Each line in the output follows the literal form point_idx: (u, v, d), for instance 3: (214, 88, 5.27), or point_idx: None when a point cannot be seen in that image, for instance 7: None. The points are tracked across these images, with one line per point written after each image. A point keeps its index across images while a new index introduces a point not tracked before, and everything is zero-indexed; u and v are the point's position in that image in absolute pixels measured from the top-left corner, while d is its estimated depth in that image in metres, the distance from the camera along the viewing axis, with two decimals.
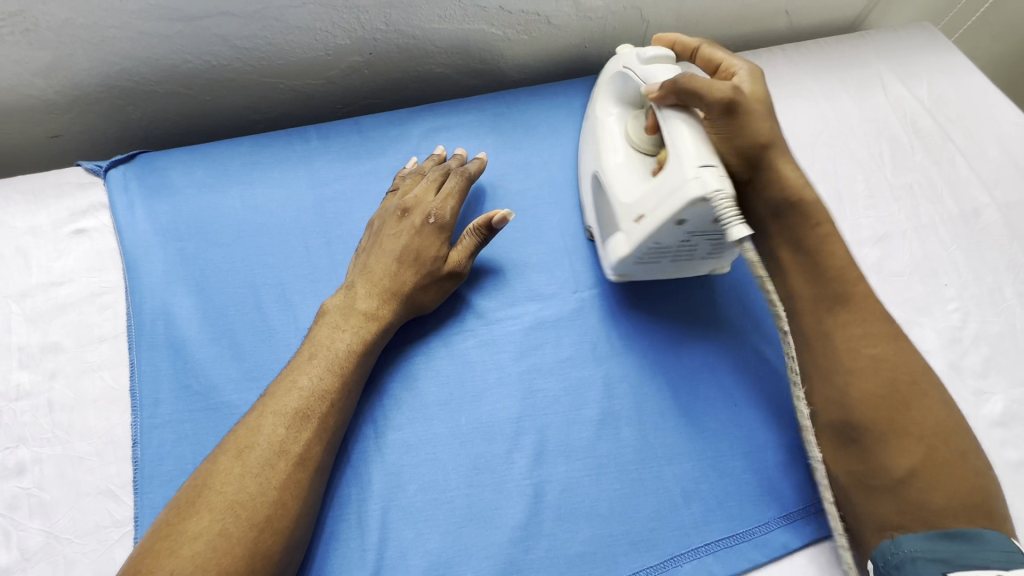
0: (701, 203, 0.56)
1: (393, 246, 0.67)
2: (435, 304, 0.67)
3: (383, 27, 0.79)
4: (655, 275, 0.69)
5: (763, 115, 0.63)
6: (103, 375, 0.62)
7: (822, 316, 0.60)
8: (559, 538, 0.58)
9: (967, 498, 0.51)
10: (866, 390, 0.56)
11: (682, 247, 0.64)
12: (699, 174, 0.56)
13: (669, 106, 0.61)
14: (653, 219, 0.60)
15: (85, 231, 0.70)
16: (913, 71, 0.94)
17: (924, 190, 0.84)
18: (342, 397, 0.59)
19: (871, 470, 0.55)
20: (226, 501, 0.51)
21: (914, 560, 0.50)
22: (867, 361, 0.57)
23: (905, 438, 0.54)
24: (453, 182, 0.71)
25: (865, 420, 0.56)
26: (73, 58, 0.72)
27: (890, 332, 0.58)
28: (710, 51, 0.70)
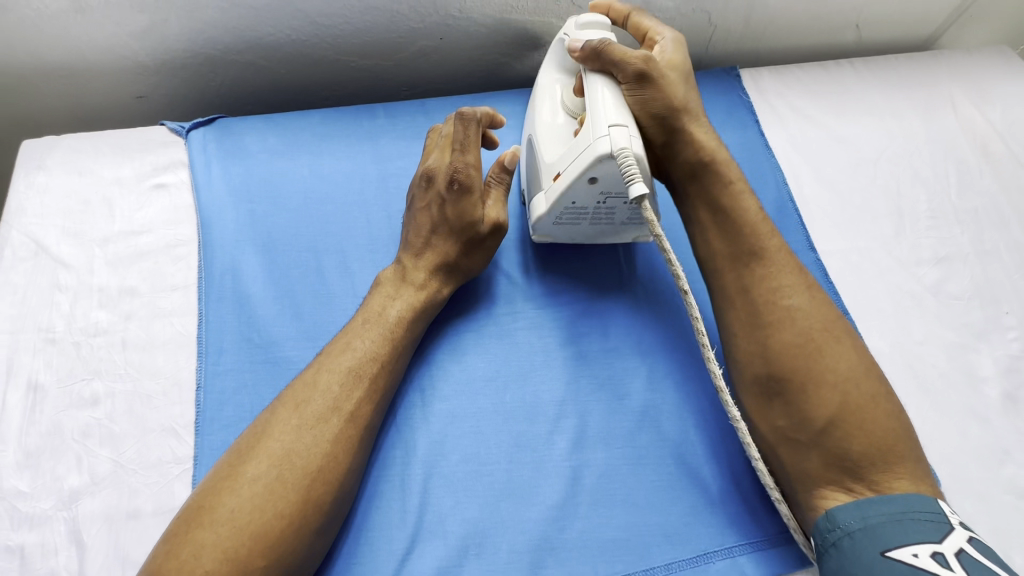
0: (608, 159, 0.58)
1: (425, 219, 0.68)
2: (483, 266, 0.69)
3: (456, 13, 0.81)
4: (576, 238, 0.71)
5: (676, 82, 0.68)
6: (173, 322, 0.66)
7: (740, 272, 0.63)
8: (594, 522, 0.59)
9: (883, 442, 0.55)
10: (784, 342, 0.59)
11: (598, 210, 0.66)
12: (608, 132, 0.59)
13: (593, 70, 0.66)
14: (565, 175, 0.62)
15: (165, 186, 0.74)
16: (987, 93, 0.92)
17: (990, 216, 0.82)
18: (392, 360, 0.61)
19: (796, 425, 0.57)
20: (282, 450, 0.53)
21: (851, 535, 0.51)
22: (782, 312, 0.60)
23: (821, 387, 0.57)
24: (467, 133, 0.69)
25: (786, 372, 0.58)
26: (168, 24, 0.77)
27: (802, 283, 0.62)
28: (640, 20, 0.74)
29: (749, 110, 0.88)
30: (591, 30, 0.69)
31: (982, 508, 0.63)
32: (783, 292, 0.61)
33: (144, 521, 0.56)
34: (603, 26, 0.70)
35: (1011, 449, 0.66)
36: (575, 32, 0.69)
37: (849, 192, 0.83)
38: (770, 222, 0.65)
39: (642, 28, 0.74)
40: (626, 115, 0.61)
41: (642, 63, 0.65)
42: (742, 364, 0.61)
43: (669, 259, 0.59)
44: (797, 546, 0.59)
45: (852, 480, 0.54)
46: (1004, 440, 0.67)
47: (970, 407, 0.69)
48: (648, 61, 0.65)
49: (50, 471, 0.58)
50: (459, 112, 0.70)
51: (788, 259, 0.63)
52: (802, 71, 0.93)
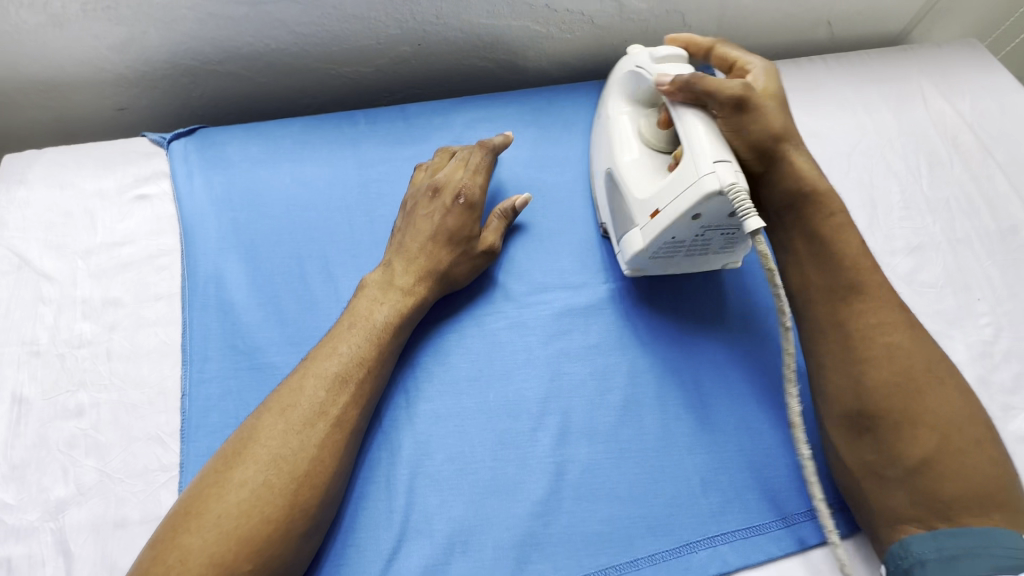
0: (716, 196, 0.58)
1: (425, 226, 0.70)
2: (468, 282, 0.70)
3: (433, 20, 0.83)
4: (668, 269, 0.71)
5: (774, 110, 0.65)
6: (157, 331, 0.66)
7: (835, 305, 0.61)
8: (578, 516, 0.60)
9: (980, 488, 0.52)
10: (880, 378, 0.57)
11: (696, 241, 0.66)
12: (715, 169, 0.58)
13: (683, 103, 0.64)
14: (665, 211, 0.62)
15: (147, 197, 0.74)
16: (955, 86, 0.94)
17: (961, 204, 0.84)
18: (379, 364, 0.62)
19: (885, 460, 0.55)
20: (269, 454, 0.54)
21: (923, 564, 0.51)
22: (882, 349, 0.58)
23: (920, 427, 0.55)
24: (480, 159, 0.75)
25: (879, 410, 0.56)
26: (146, 36, 0.77)
27: (904, 322, 0.59)
28: (724, 51, 0.73)
29: None
30: (670, 63, 0.68)
31: None
32: (885, 329, 0.58)
33: (131, 529, 0.57)
34: (681, 58, 0.69)
35: None
36: (656, 67, 0.67)
37: None
38: (874, 258, 0.62)
39: (729, 59, 0.72)
40: (723, 148, 0.60)
41: (740, 92, 0.62)
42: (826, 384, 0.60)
43: (777, 293, 0.58)
44: (776, 533, 0.60)
45: (938, 519, 0.52)
46: None
47: None
48: (745, 90, 0.63)
49: (36, 482, 0.58)
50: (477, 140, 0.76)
51: (886, 292, 0.61)
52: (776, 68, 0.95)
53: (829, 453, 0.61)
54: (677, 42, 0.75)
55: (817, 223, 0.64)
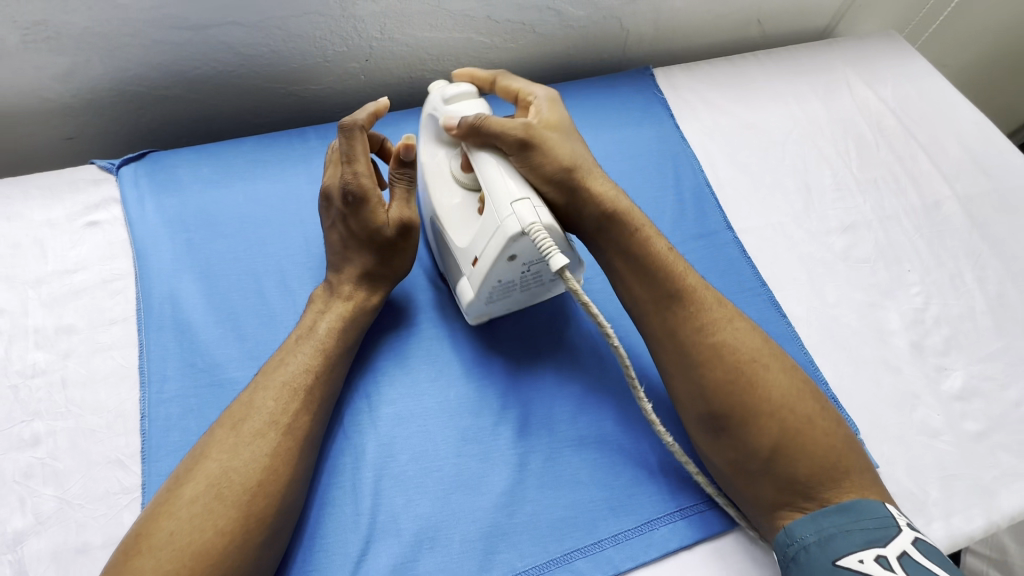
0: (521, 236, 0.58)
1: (336, 236, 0.69)
2: (405, 262, 0.69)
3: (378, 35, 0.85)
4: (511, 305, 0.70)
5: (559, 140, 0.67)
6: (113, 355, 0.66)
7: (666, 315, 0.63)
8: (542, 504, 0.62)
9: (826, 460, 0.56)
10: (717, 379, 0.60)
11: (525, 279, 0.65)
12: (514, 211, 0.58)
13: (476, 147, 0.65)
14: (484, 258, 0.61)
15: (98, 224, 0.74)
16: (878, 74, 1.00)
17: (888, 183, 0.89)
18: (330, 371, 0.62)
19: (744, 456, 0.58)
20: (219, 468, 0.54)
21: (806, 548, 0.53)
22: (711, 349, 0.61)
23: (759, 419, 0.58)
24: (349, 145, 0.67)
25: (725, 409, 0.59)
26: (90, 65, 0.78)
27: (724, 316, 0.63)
28: (505, 83, 0.75)
29: (664, 105, 0.94)
30: (461, 102, 0.69)
31: (899, 450, 0.68)
32: (710, 328, 0.61)
33: (93, 553, 0.56)
34: (472, 95, 0.70)
35: (920, 393, 0.72)
36: (444, 108, 0.68)
37: (760, 173, 0.89)
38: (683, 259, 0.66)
39: (512, 91, 0.74)
40: (524, 185, 0.61)
41: (521, 131, 0.64)
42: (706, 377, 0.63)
43: (601, 325, 0.59)
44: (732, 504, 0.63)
45: (804, 500, 0.56)
46: (914, 385, 0.73)
47: (882, 359, 0.74)
48: (526, 129, 0.65)
49: None
50: (339, 128, 0.68)
51: (702, 289, 0.64)
52: (710, 66, 1.00)
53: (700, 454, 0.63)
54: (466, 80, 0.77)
55: (625, 242, 0.65)
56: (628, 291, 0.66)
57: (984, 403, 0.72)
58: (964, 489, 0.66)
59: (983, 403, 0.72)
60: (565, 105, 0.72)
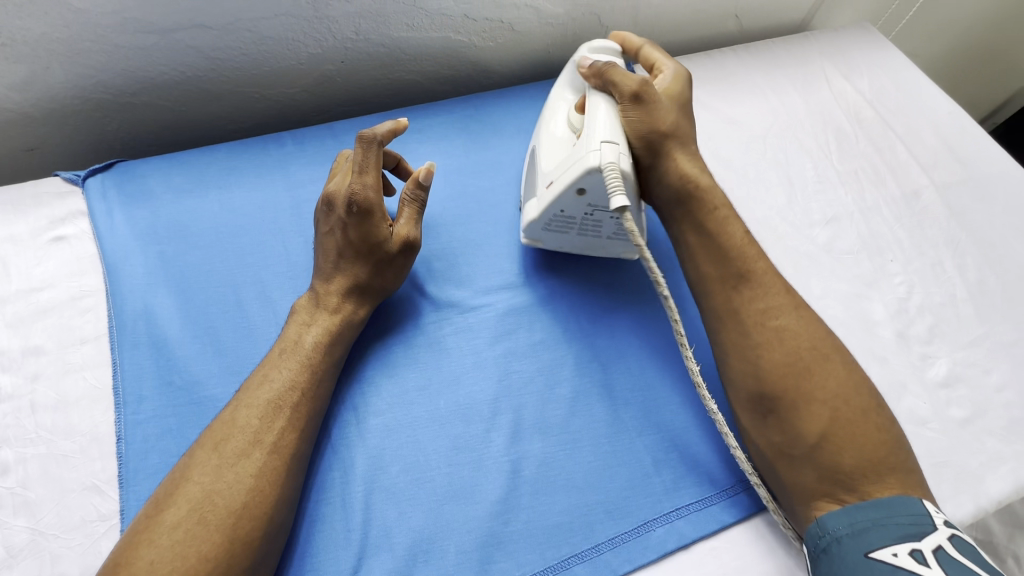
0: (596, 172, 0.62)
1: (331, 244, 0.67)
2: (396, 283, 0.68)
3: (353, 36, 0.83)
4: (565, 246, 0.74)
5: (669, 107, 0.69)
6: (85, 375, 0.63)
7: (730, 294, 0.64)
8: (537, 510, 0.61)
9: (875, 453, 0.56)
10: (775, 362, 0.60)
11: (586, 220, 0.70)
12: (601, 148, 0.62)
13: (596, 88, 0.69)
14: (557, 183, 0.66)
15: (65, 238, 0.71)
16: (854, 66, 1.01)
17: (868, 175, 0.90)
18: (315, 385, 0.60)
19: (790, 440, 0.58)
20: (202, 492, 0.52)
21: (838, 540, 0.53)
22: (772, 333, 0.61)
23: (813, 404, 0.58)
24: (365, 155, 0.66)
25: (777, 391, 0.59)
26: (50, 72, 0.74)
27: (790, 303, 0.63)
28: (648, 53, 0.77)
29: None
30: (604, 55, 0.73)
31: None
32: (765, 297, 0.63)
33: None
34: (613, 51, 0.74)
35: (907, 381, 0.73)
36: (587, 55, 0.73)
37: (744, 167, 0.89)
38: (756, 246, 0.66)
39: (650, 60, 0.77)
40: (618, 133, 0.64)
41: (638, 86, 0.67)
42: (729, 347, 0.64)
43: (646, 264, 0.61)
44: (728, 502, 0.63)
45: (844, 493, 0.55)
46: (901, 374, 0.73)
47: (869, 349, 0.75)
48: (643, 86, 0.67)
49: None
50: (357, 136, 0.66)
51: (767, 275, 0.64)
52: (690, 61, 1.00)
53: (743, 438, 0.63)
54: (617, 39, 0.80)
55: (701, 219, 0.67)
56: (695, 268, 0.67)
57: (968, 389, 0.73)
58: (954, 477, 0.67)
59: (968, 389, 0.73)
60: (691, 84, 0.74)
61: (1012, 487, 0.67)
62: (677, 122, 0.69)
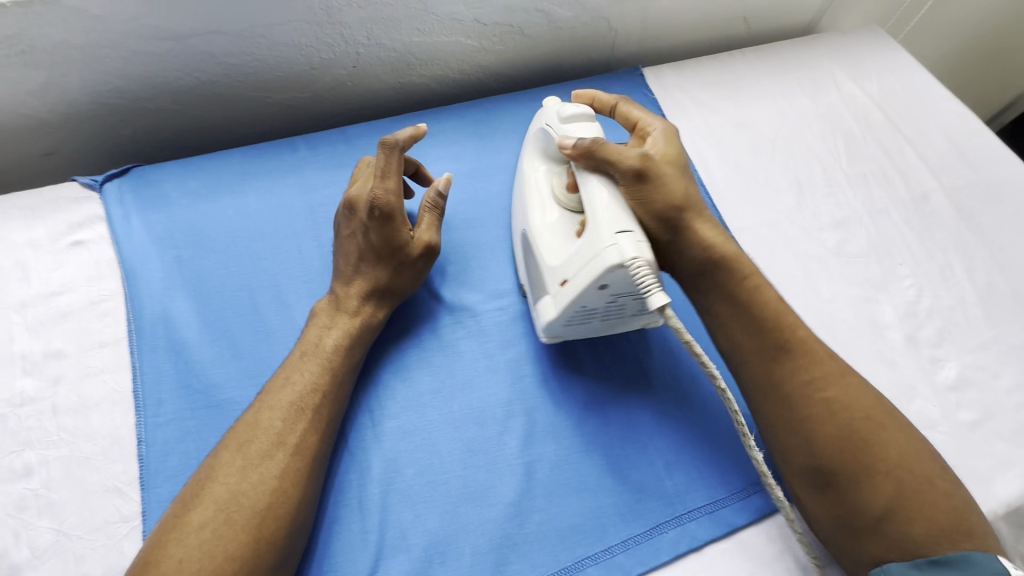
0: (620, 269, 0.57)
1: (352, 247, 0.67)
2: (414, 285, 0.69)
3: (365, 41, 0.84)
4: (586, 332, 0.69)
5: (675, 177, 0.64)
6: (105, 379, 0.64)
7: (770, 366, 0.61)
8: (551, 512, 0.62)
9: (949, 521, 0.53)
10: (827, 435, 0.57)
11: (609, 309, 0.64)
12: (616, 241, 0.57)
13: (587, 169, 0.63)
14: (575, 283, 0.60)
15: (83, 243, 0.72)
16: (862, 69, 1.01)
17: (877, 178, 0.90)
18: (335, 388, 0.61)
19: (850, 513, 0.56)
20: (227, 492, 0.53)
21: None
22: (820, 405, 0.58)
23: (872, 478, 0.55)
24: (388, 161, 0.66)
25: (832, 466, 0.57)
26: (67, 78, 0.75)
27: (836, 370, 0.60)
28: (627, 110, 0.71)
29: (655, 106, 0.94)
30: (577, 123, 0.66)
31: None
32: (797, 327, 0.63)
33: None
34: (588, 116, 0.67)
35: (916, 384, 0.73)
36: (562, 128, 0.66)
37: (753, 171, 0.89)
38: (794, 312, 0.63)
39: (632, 119, 0.71)
40: (629, 216, 0.59)
41: (638, 163, 0.62)
42: (743, 359, 0.63)
43: (703, 362, 0.57)
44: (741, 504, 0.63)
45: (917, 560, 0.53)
46: (910, 377, 0.74)
47: (878, 353, 0.75)
48: (643, 160, 0.62)
49: None
50: (380, 141, 0.66)
51: (807, 340, 0.61)
52: (699, 65, 1.00)
53: (803, 511, 0.61)
54: (585, 97, 0.73)
55: (735, 285, 0.64)
56: (730, 337, 0.64)
57: (978, 392, 0.73)
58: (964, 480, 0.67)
59: (978, 392, 0.73)
60: (682, 142, 0.69)
61: (1021, 489, 0.67)
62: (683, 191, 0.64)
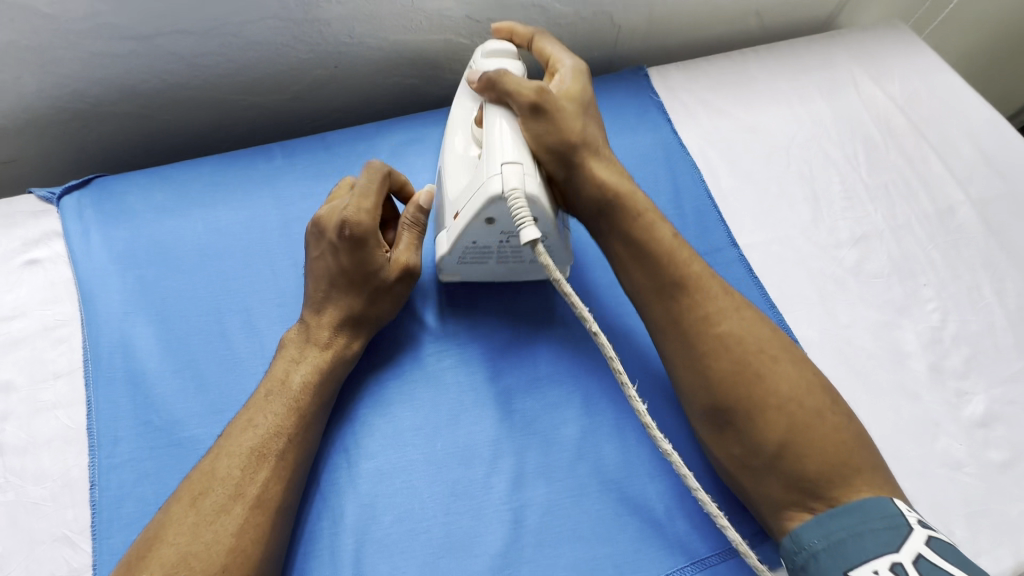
0: (499, 200, 0.56)
1: (322, 270, 0.62)
2: (393, 312, 0.63)
3: (346, 40, 0.77)
4: (484, 275, 0.68)
5: (573, 113, 0.63)
6: (58, 415, 0.59)
7: (668, 304, 0.60)
8: (541, 564, 0.56)
9: (838, 455, 0.52)
10: (722, 370, 0.56)
11: (503, 249, 0.63)
12: (501, 172, 0.57)
13: (491, 102, 0.63)
14: (464, 214, 0.59)
15: (39, 262, 0.66)
16: (885, 69, 0.94)
17: (899, 189, 0.84)
18: (302, 431, 0.56)
19: (750, 452, 0.55)
20: (178, 554, 0.47)
21: (815, 556, 0.49)
22: (716, 340, 0.57)
23: (767, 412, 0.54)
24: (369, 182, 0.62)
25: (729, 403, 0.55)
26: (22, 81, 0.70)
27: (731, 306, 0.60)
28: (543, 45, 0.71)
29: (660, 109, 0.88)
30: (497, 59, 0.66)
31: (921, 487, 0.63)
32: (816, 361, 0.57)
33: None
34: (509, 53, 0.67)
35: (941, 420, 0.68)
36: (480, 62, 0.66)
37: (765, 182, 0.83)
38: (690, 248, 0.62)
39: (546, 55, 0.70)
40: (523, 152, 0.59)
41: (535, 96, 0.61)
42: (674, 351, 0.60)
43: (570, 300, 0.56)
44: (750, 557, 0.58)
45: (813, 501, 0.52)
46: (934, 412, 0.68)
47: (900, 384, 0.69)
48: (541, 94, 0.61)
49: None
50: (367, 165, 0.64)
51: (701, 276, 0.60)
52: (709, 64, 0.93)
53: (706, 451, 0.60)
54: (504, 32, 0.73)
55: (627, 224, 0.62)
56: (629, 279, 0.63)
57: (1008, 429, 0.68)
58: (993, 529, 0.62)
59: (1008, 429, 0.68)
60: (590, 79, 0.68)
61: None
62: (582, 127, 0.63)
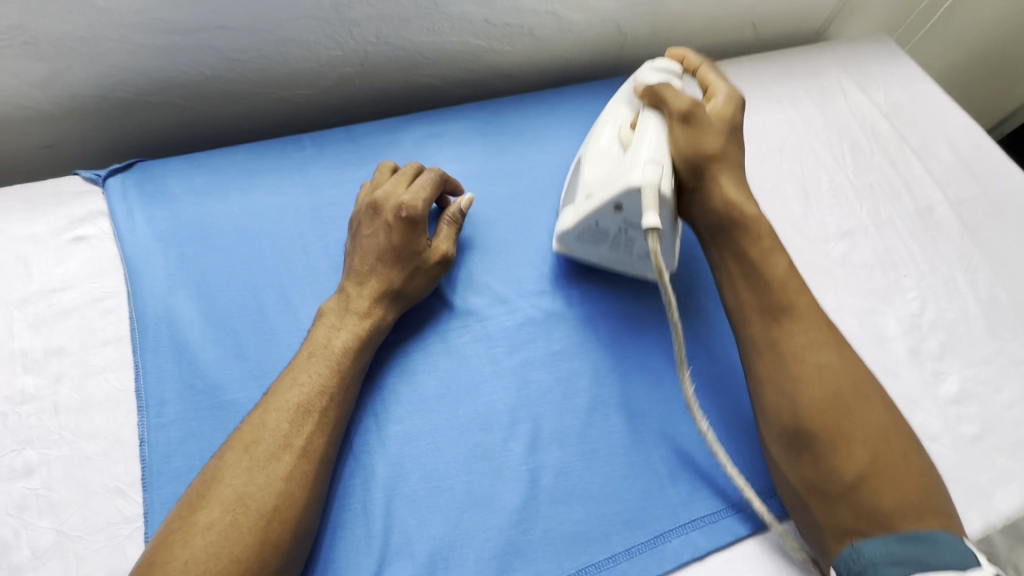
0: (635, 189, 0.63)
1: (370, 245, 0.68)
2: (425, 291, 0.68)
3: (373, 39, 0.83)
4: (593, 259, 0.75)
5: (717, 130, 0.69)
6: (108, 378, 0.63)
7: (768, 327, 0.62)
8: (556, 519, 0.62)
9: (914, 497, 0.54)
10: (812, 403, 0.58)
11: (619, 237, 0.71)
12: (643, 167, 0.64)
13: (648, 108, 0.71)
14: (597, 196, 0.68)
15: (86, 238, 0.71)
16: (871, 79, 1.01)
17: (883, 189, 0.90)
18: (343, 391, 0.60)
19: (823, 477, 0.57)
20: (234, 494, 0.52)
21: (875, 567, 0.51)
22: (810, 371, 0.59)
23: (853, 444, 0.56)
24: (426, 178, 0.71)
25: (813, 428, 0.57)
26: (71, 71, 0.74)
27: (831, 339, 0.62)
28: (706, 73, 0.76)
29: None
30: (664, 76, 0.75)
31: None
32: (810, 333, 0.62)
33: None
34: (673, 74, 0.76)
35: (918, 397, 0.74)
36: (646, 76, 0.75)
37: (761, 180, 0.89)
38: (797, 279, 0.64)
39: (706, 80, 0.76)
40: (663, 153, 0.66)
41: (688, 107, 0.69)
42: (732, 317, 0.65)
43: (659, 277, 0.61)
44: (746, 515, 0.63)
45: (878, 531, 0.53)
46: (913, 390, 0.74)
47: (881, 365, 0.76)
48: (693, 106, 0.69)
49: None
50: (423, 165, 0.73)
51: (803, 310, 0.62)
52: None
53: (773, 468, 0.62)
54: (675, 56, 0.79)
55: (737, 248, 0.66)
56: (733, 296, 0.66)
57: (979, 406, 0.74)
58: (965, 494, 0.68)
59: (979, 407, 0.74)
60: (745, 107, 0.73)
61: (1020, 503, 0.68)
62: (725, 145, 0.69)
